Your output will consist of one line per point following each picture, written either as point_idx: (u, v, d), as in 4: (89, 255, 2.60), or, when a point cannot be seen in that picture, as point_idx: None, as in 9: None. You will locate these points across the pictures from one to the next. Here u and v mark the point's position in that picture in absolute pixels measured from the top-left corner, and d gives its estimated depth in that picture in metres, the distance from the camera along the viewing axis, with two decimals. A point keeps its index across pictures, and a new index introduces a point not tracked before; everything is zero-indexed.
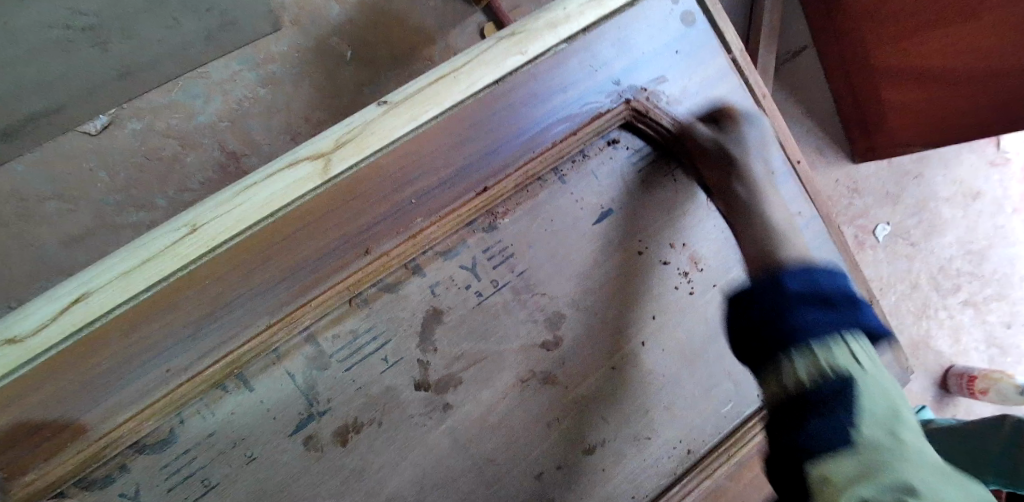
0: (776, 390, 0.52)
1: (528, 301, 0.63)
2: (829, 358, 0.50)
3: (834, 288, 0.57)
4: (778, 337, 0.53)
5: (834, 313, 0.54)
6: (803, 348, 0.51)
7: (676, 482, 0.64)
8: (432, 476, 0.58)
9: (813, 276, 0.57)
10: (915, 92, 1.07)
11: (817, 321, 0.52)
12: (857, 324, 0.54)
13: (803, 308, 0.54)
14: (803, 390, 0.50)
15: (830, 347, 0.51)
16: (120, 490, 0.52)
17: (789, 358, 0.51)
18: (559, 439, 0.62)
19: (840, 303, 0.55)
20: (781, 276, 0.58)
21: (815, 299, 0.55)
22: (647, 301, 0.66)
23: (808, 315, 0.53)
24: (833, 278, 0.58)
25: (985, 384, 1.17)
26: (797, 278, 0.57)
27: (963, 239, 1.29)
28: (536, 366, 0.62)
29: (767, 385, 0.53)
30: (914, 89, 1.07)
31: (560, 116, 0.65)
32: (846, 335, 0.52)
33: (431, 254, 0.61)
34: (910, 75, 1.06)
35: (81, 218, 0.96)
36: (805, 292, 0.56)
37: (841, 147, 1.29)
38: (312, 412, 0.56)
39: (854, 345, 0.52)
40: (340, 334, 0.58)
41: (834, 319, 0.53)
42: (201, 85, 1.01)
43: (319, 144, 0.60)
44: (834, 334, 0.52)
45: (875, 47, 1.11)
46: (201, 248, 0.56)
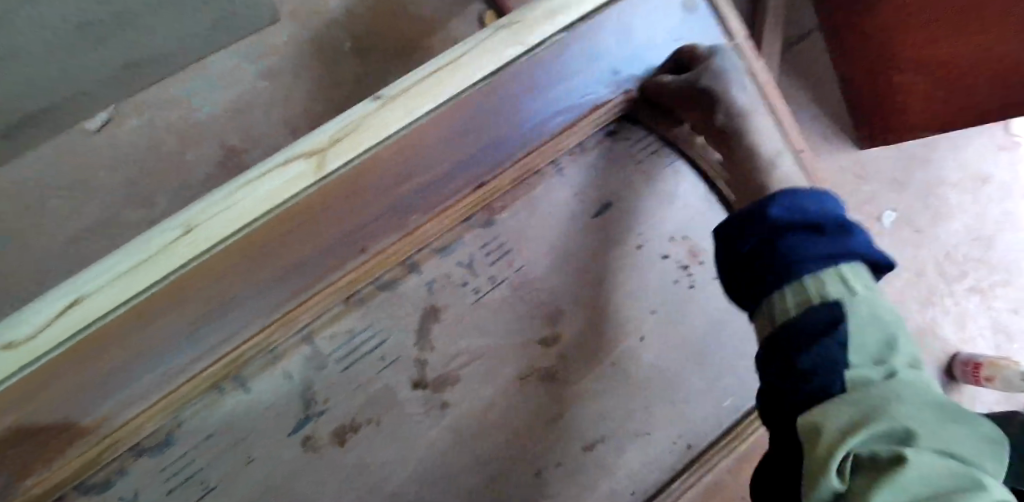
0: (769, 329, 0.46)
1: (527, 297, 0.62)
2: (819, 289, 0.44)
3: (828, 211, 0.49)
4: (767, 271, 0.47)
5: (825, 239, 0.47)
6: (795, 281, 0.45)
7: (675, 478, 0.63)
8: (433, 475, 0.57)
9: (798, 197, 0.50)
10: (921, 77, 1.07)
11: (811, 249, 0.46)
12: (854, 251, 0.46)
13: (792, 236, 0.47)
14: (788, 323, 0.44)
15: (820, 276, 0.45)
16: (120, 494, 0.52)
17: (780, 291, 0.46)
18: (560, 435, 0.61)
19: (832, 226, 0.48)
20: (764, 201, 0.50)
21: (801, 223, 0.48)
22: (648, 296, 0.66)
23: (796, 243, 0.47)
24: (823, 199, 0.50)
25: (991, 371, 1.16)
26: (780, 202, 0.49)
27: (970, 226, 1.28)
28: (536, 363, 0.61)
29: (760, 324, 0.47)
30: (918, 73, 1.07)
31: (559, 108, 0.64)
32: (840, 263, 0.45)
33: (429, 251, 0.60)
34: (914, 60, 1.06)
35: (78, 216, 0.94)
36: (795, 214, 0.49)
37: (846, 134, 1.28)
38: (310, 413, 0.56)
39: (851, 274, 0.45)
40: (337, 333, 0.57)
41: (830, 246, 0.46)
42: (199, 79, 1.00)
43: (315, 140, 0.58)
44: (828, 263, 0.45)
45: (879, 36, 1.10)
46: (197, 248, 0.55)
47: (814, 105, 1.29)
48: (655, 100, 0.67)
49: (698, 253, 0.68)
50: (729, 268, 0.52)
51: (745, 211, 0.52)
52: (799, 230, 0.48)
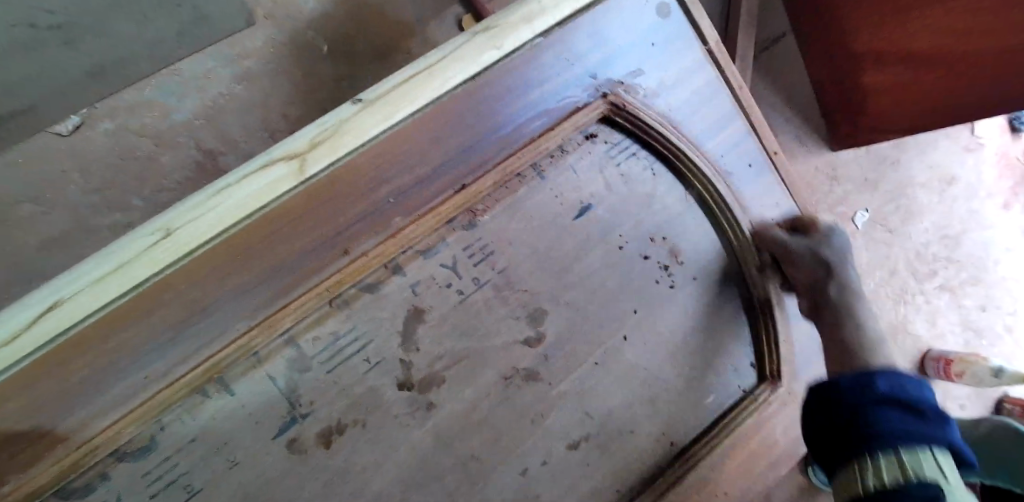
0: (853, 488, 0.58)
1: (510, 298, 0.63)
2: (916, 467, 0.56)
3: (921, 401, 0.62)
4: (858, 437, 0.59)
5: (921, 423, 0.60)
6: (890, 452, 0.57)
7: (659, 474, 0.65)
8: (418, 475, 0.58)
9: (901, 383, 0.63)
10: (906, 79, 1.07)
11: (900, 425, 0.59)
12: (941, 439, 0.60)
13: (888, 412, 0.60)
14: (887, 491, 0.55)
15: (915, 454, 0.57)
16: (101, 498, 0.51)
17: (875, 459, 0.58)
18: (544, 434, 0.62)
19: (927, 416, 0.61)
20: (871, 376, 0.63)
21: (900, 404, 0.61)
22: (628, 295, 0.67)
23: (890, 419, 0.59)
24: (922, 391, 0.63)
25: (961, 366, 1.21)
26: (886, 379, 0.63)
27: (938, 225, 1.32)
28: (519, 363, 0.62)
29: (846, 482, 0.59)
30: (904, 75, 1.07)
31: (539, 111, 0.65)
32: (932, 447, 0.58)
33: (411, 253, 0.60)
34: (900, 62, 1.06)
35: (52, 221, 0.93)
36: (894, 396, 0.62)
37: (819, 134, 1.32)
38: (295, 415, 0.56)
39: (940, 458, 0.58)
40: (320, 337, 0.57)
41: (923, 430, 0.59)
42: (175, 81, 0.99)
43: (294, 144, 0.59)
44: (921, 445, 0.58)
45: (861, 41, 1.11)
46: (175, 252, 0.55)
47: (786, 108, 1.32)
48: (632, 103, 0.69)
49: (678, 254, 0.69)
50: (820, 431, 0.63)
51: (849, 378, 0.65)
52: (893, 408, 0.61)
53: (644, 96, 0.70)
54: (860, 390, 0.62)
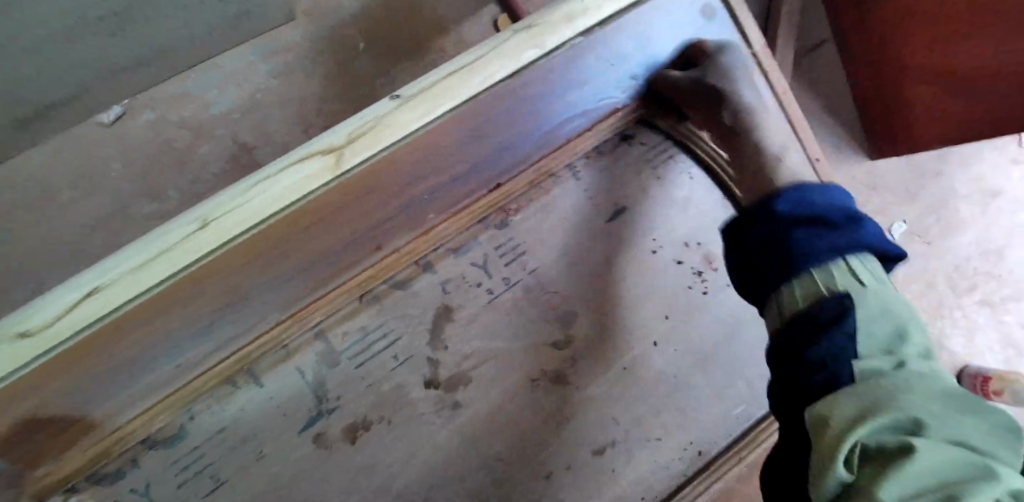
0: (779, 316, 0.50)
1: (540, 299, 0.62)
2: (828, 282, 0.47)
3: (832, 206, 0.52)
4: (777, 268, 0.50)
5: (833, 233, 0.50)
6: (802, 276, 0.48)
7: (685, 484, 0.63)
8: (441, 474, 0.57)
9: (806, 195, 0.54)
10: (960, 102, 1.00)
11: (812, 240, 0.49)
12: (861, 243, 0.49)
13: (800, 231, 0.50)
14: (804, 315, 0.47)
15: (829, 270, 0.48)
16: (132, 485, 0.53)
17: (790, 287, 0.49)
18: (569, 438, 0.61)
19: (837, 219, 0.51)
20: (775, 196, 0.56)
21: (805, 219, 0.51)
22: (660, 300, 0.65)
23: (806, 239, 0.50)
24: (829, 192, 0.54)
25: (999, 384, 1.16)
26: (788, 199, 0.54)
27: (980, 239, 1.27)
28: (546, 366, 0.61)
29: (771, 317, 0.51)
30: (956, 98, 1.00)
31: (577, 112, 0.64)
32: (846, 258, 0.48)
33: (442, 251, 0.60)
34: (933, 80, 1.00)
35: (93, 207, 0.95)
36: (800, 213, 0.52)
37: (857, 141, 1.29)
38: (321, 410, 0.56)
39: (852, 267, 0.48)
40: (351, 331, 0.57)
41: (834, 239, 0.49)
42: (214, 76, 1.01)
43: (332, 138, 0.57)
44: (831, 257, 0.48)
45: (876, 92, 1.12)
46: (203, 248, 0.53)
47: (823, 112, 1.30)
48: (674, 106, 0.66)
49: (712, 260, 0.68)
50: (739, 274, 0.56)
51: (757, 204, 0.57)
52: (804, 224, 0.51)
53: (687, 99, 0.67)
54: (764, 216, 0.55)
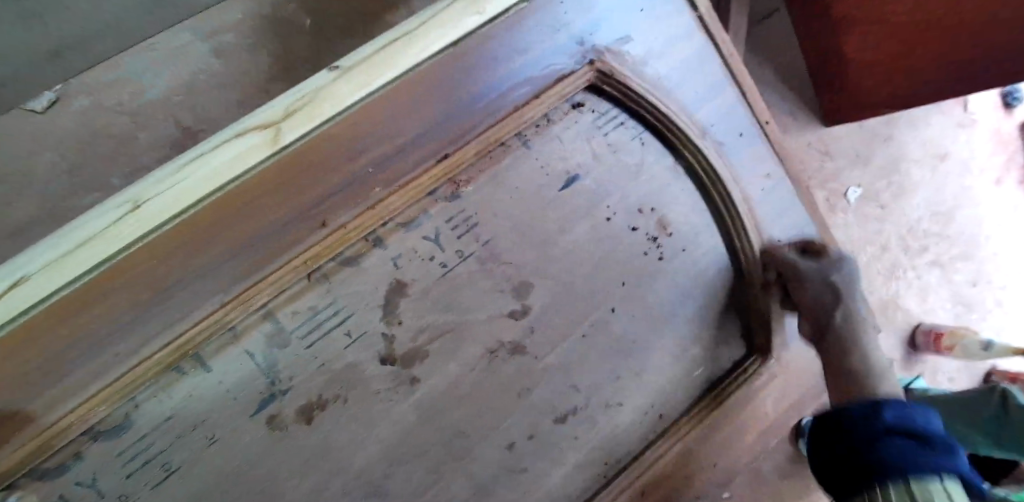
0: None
1: (495, 271, 0.61)
2: (924, 495, 0.55)
3: (929, 426, 0.59)
4: (854, 472, 0.58)
5: (930, 454, 0.57)
6: (899, 482, 0.55)
7: (647, 447, 0.66)
8: (403, 450, 0.57)
9: (909, 413, 0.60)
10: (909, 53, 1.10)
11: (912, 459, 0.56)
12: (952, 466, 0.57)
13: (898, 442, 0.57)
14: None
15: (927, 484, 0.56)
16: (75, 479, 0.49)
17: (884, 488, 0.56)
18: (530, 408, 0.61)
19: (941, 447, 0.58)
20: (882, 403, 0.61)
21: (910, 433, 0.58)
22: (617, 267, 0.65)
23: (898, 444, 0.57)
24: (928, 417, 0.60)
25: (951, 340, 1.37)
26: (892, 410, 0.60)
27: (932, 201, 1.48)
28: (503, 336, 0.61)
29: None
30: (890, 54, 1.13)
31: (523, 78, 0.63)
32: (944, 479, 0.56)
33: (392, 226, 0.58)
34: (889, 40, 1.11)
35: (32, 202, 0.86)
36: (902, 427, 0.58)
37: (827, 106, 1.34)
38: (273, 391, 0.55)
39: (952, 492, 0.56)
40: (299, 311, 0.55)
41: (935, 461, 0.56)
42: (149, 57, 0.95)
43: (266, 115, 0.57)
44: (932, 475, 0.56)
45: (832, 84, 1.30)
46: (142, 228, 0.52)
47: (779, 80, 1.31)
48: (620, 70, 0.66)
49: (667, 225, 0.68)
50: (827, 461, 0.61)
51: (861, 403, 0.62)
52: (902, 437, 0.58)
53: (632, 63, 0.68)
54: (864, 421, 0.60)
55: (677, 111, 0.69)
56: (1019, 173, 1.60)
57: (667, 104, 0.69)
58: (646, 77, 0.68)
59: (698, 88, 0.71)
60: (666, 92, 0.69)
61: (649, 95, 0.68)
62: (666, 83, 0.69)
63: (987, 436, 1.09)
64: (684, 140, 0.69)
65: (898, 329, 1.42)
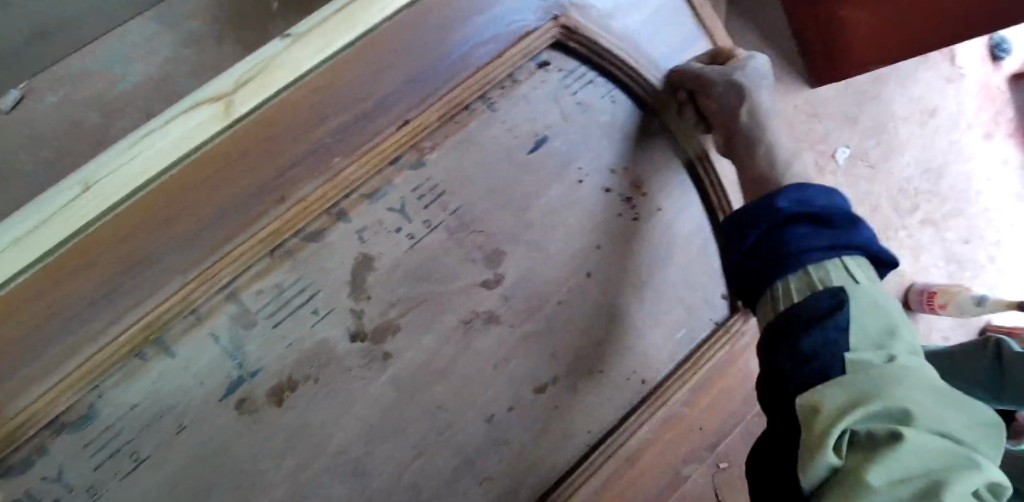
0: (772, 313, 0.50)
1: (465, 240, 0.59)
2: (823, 274, 0.49)
3: (830, 203, 0.52)
4: (763, 270, 0.52)
5: (831, 231, 0.51)
6: (798, 270, 0.50)
7: (633, 412, 0.64)
8: (382, 427, 0.56)
9: (809, 194, 0.52)
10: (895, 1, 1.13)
11: (812, 245, 0.49)
12: (858, 245, 0.51)
13: (801, 228, 0.51)
14: (793, 317, 0.47)
15: (825, 264, 0.49)
16: (42, 473, 0.48)
17: (780, 282, 0.50)
18: (510, 378, 0.60)
19: (841, 222, 0.51)
20: (775, 193, 0.53)
21: (811, 216, 0.51)
22: (593, 231, 0.64)
23: (800, 235, 0.50)
24: (832, 195, 0.52)
25: (945, 298, 1.35)
26: (789, 194, 0.52)
27: (921, 159, 1.46)
28: (479, 306, 0.59)
29: (764, 312, 0.52)
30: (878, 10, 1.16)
31: (485, 38, 0.61)
32: (845, 257, 0.50)
33: (356, 198, 0.56)
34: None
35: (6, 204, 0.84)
36: (798, 206, 0.51)
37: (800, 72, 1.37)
38: (243, 374, 0.53)
39: (853, 265, 0.49)
40: (265, 290, 0.53)
41: (832, 240, 0.50)
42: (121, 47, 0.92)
43: (220, 84, 0.56)
44: (829, 256, 0.49)
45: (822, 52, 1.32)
46: (97, 208, 0.51)
47: None
48: (586, 25, 0.65)
49: (642, 185, 0.66)
50: (733, 274, 0.55)
51: (745, 211, 0.57)
52: (803, 218, 0.51)
53: (599, 17, 0.66)
54: (761, 206, 0.53)
55: (646, 66, 0.67)
56: (1004, 126, 1.58)
57: (636, 60, 0.67)
58: (613, 32, 0.66)
59: (668, 41, 0.69)
60: (634, 47, 0.67)
61: (619, 51, 0.66)
62: (633, 38, 0.67)
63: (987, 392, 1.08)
64: (654, 97, 0.67)
65: None
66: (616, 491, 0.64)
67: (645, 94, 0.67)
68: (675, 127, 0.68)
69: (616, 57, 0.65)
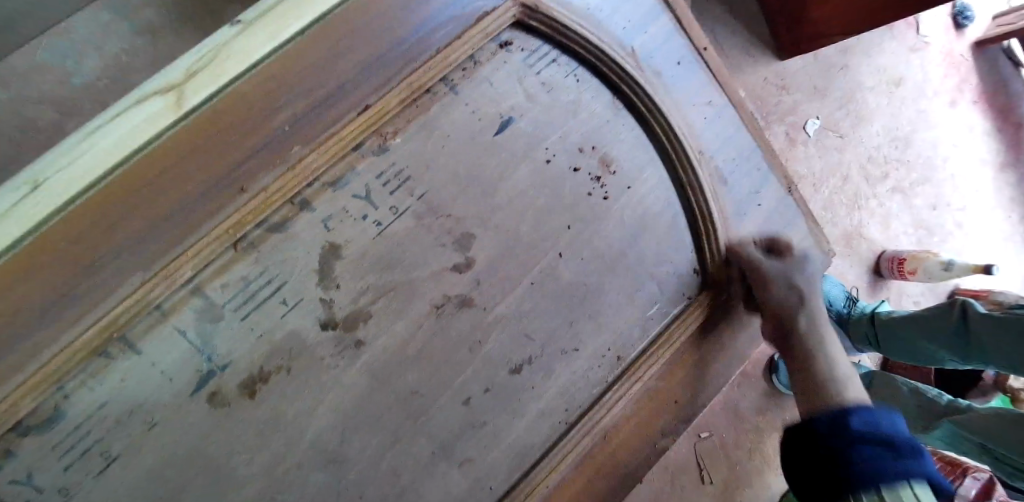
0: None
1: (434, 225, 0.58)
2: None
3: (895, 434, 0.58)
4: (838, 475, 0.55)
5: (897, 466, 0.55)
6: (871, 493, 0.53)
7: (608, 390, 0.64)
8: (358, 415, 0.56)
9: (875, 419, 0.58)
10: None
11: (880, 469, 0.54)
12: (922, 476, 0.55)
13: (864, 452, 0.55)
14: None
15: (898, 497, 0.53)
16: (12, 477, 0.47)
17: (858, 500, 0.53)
18: (484, 361, 0.60)
19: (905, 452, 0.56)
20: (844, 412, 0.59)
21: (874, 441, 0.56)
22: (562, 210, 0.64)
23: (867, 455, 0.55)
24: (892, 420, 0.59)
25: (914, 264, 1.38)
26: (859, 416, 0.58)
27: (889, 128, 1.49)
28: (450, 290, 0.59)
29: None
30: None
31: (445, 19, 0.60)
32: (914, 485, 0.54)
33: (319, 186, 0.55)
34: None
35: None
36: (868, 432, 0.57)
37: (767, 45, 1.39)
38: (211, 367, 0.52)
39: (922, 496, 0.54)
40: (230, 283, 0.53)
41: (901, 466, 0.55)
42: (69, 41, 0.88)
43: (169, 75, 0.53)
44: (901, 484, 0.54)
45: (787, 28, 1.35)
46: (46, 209, 0.49)
47: None
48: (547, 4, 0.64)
49: (610, 164, 0.66)
50: (803, 456, 0.58)
51: (820, 418, 0.60)
52: (870, 445, 0.56)
53: None
54: (834, 419, 0.59)
55: (609, 43, 0.67)
56: (968, 94, 1.60)
57: (599, 37, 0.66)
58: (575, 9, 0.66)
59: (631, 17, 0.69)
60: (596, 24, 0.66)
61: (580, 28, 0.65)
62: (594, 15, 0.67)
63: (956, 352, 1.11)
64: (620, 74, 0.67)
65: (861, 259, 1.43)
66: (595, 466, 0.64)
67: (609, 70, 0.66)
68: (638, 104, 0.68)
69: (578, 35, 0.65)
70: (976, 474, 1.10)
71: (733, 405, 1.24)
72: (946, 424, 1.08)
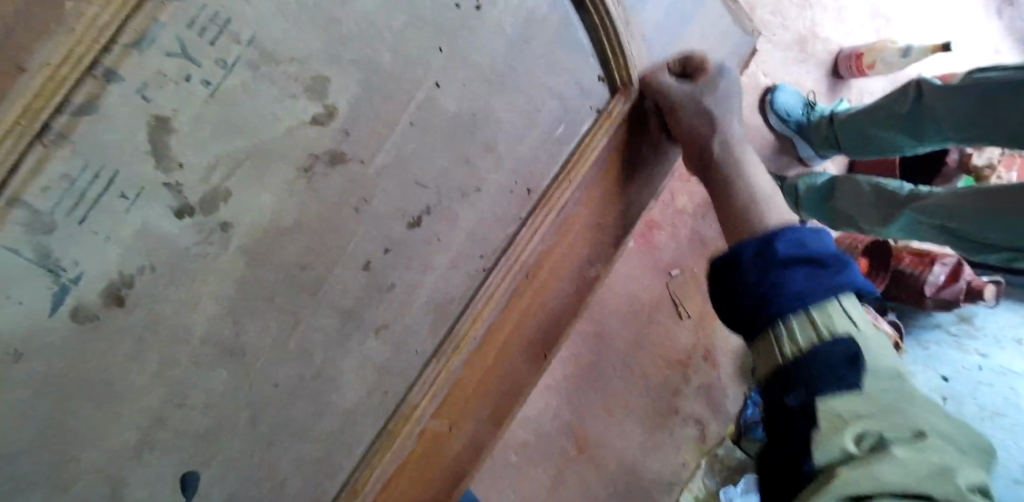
0: (774, 357, 0.58)
1: (276, 75, 0.49)
2: (825, 322, 0.57)
3: (821, 250, 0.61)
4: (766, 310, 0.59)
5: (820, 276, 0.59)
6: (800, 314, 0.58)
7: (522, 227, 0.66)
8: (245, 302, 0.51)
9: (803, 238, 0.62)
10: None
11: (804, 284, 0.59)
12: (844, 285, 0.59)
13: (794, 273, 0.60)
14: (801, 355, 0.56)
15: (824, 310, 0.58)
16: None
17: (785, 321, 0.58)
18: (375, 217, 0.56)
19: (829, 265, 0.60)
20: (774, 237, 0.63)
21: (802, 262, 0.61)
22: (427, 29, 0.56)
23: (792, 277, 0.59)
24: (821, 239, 0.63)
25: (870, 58, 1.29)
26: (786, 240, 0.62)
27: None
28: (317, 148, 0.52)
29: (765, 350, 0.60)
30: None
31: None
32: (837, 296, 0.59)
33: (121, 48, 0.43)
34: None
35: None
36: (795, 254, 0.61)
37: None
38: (63, 282, 0.43)
39: (845, 307, 0.59)
40: (51, 185, 0.41)
41: (827, 284, 0.59)
42: None
43: None
44: (826, 297, 0.58)
45: None
46: None
47: None
48: None
49: None
50: (739, 306, 0.62)
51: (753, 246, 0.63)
52: (798, 267, 0.60)
53: None
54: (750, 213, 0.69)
55: None
56: None
57: None
58: None
59: None
60: None
61: None
62: None
63: (907, 134, 1.00)
64: None
65: (818, 62, 1.34)
66: (509, 311, 0.69)
67: None
68: None
69: None
70: (944, 262, 1.16)
71: (700, 235, 1.21)
72: (906, 215, 0.96)
